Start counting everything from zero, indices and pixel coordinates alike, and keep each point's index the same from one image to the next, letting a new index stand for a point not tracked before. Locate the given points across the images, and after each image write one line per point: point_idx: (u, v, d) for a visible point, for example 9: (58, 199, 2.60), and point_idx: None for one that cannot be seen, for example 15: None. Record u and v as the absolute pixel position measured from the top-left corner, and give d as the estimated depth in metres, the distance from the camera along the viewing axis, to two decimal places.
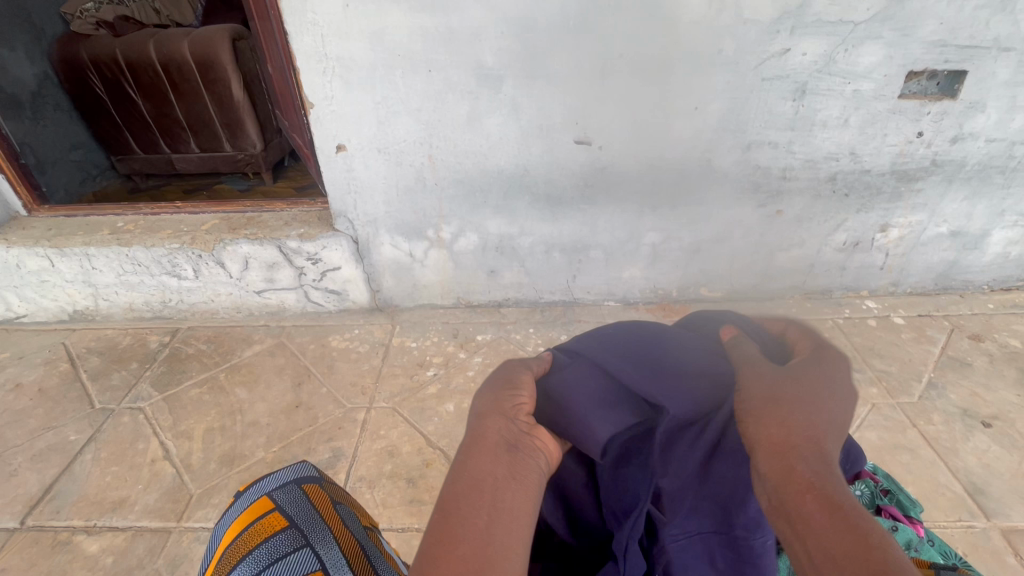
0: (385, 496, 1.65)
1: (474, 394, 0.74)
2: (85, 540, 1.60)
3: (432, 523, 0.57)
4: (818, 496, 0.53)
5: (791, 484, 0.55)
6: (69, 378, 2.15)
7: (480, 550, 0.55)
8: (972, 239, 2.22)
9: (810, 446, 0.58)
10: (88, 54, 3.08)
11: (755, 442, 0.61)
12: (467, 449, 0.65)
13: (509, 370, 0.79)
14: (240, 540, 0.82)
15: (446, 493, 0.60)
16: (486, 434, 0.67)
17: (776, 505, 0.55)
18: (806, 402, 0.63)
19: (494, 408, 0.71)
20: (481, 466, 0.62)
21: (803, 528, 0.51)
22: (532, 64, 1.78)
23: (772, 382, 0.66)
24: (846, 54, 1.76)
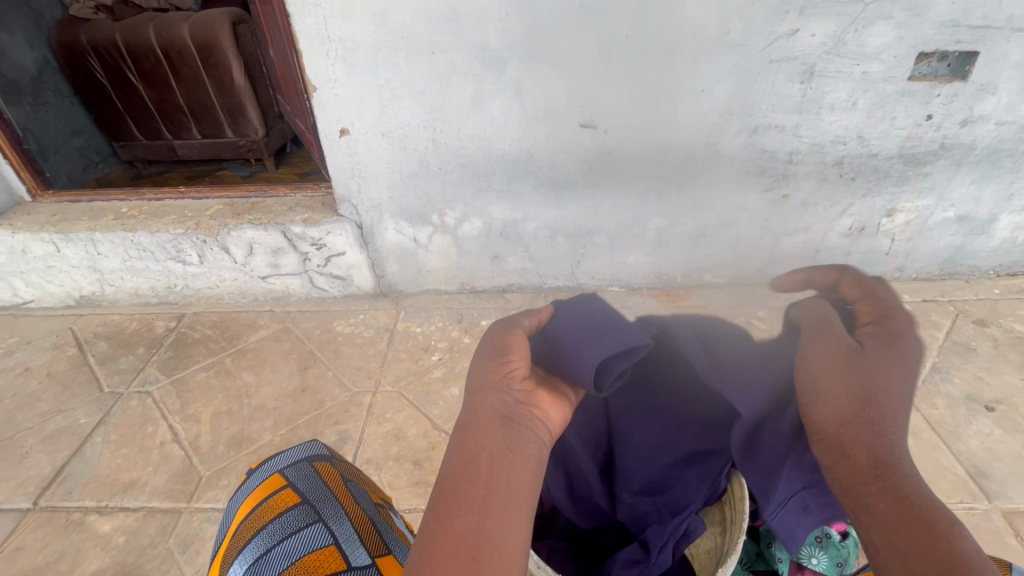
0: (392, 478, 1.68)
1: (468, 367, 0.75)
2: (98, 520, 1.63)
3: (433, 505, 0.60)
4: (881, 486, 0.63)
5: (856, 477, 0.65)
6: (78, 362, 2.17)
7: (476, 527, 0.58)
8: (979, 224, 2.21)
9: (875, 438, 0.67)
10: (87, 39, 3.05)
11: (823, 433, 0.70)
12: (465, 428, 0.67)
13: (504, 334, 0.79)
14: (254, 516, 0.84)
15: (445, 474, 0.63)
16: (481, 410, 0.69)
17: (844, 492, 0.66)
18: (874, 389, 0.70)
19: (488, 380, 0.72)
20: (475, 446, 0.65)
21: (868, 514, 0.63)
22: (537, 46, 1.76)
23: (840, 368, 0.72)
24: (855, 35, 1.74)
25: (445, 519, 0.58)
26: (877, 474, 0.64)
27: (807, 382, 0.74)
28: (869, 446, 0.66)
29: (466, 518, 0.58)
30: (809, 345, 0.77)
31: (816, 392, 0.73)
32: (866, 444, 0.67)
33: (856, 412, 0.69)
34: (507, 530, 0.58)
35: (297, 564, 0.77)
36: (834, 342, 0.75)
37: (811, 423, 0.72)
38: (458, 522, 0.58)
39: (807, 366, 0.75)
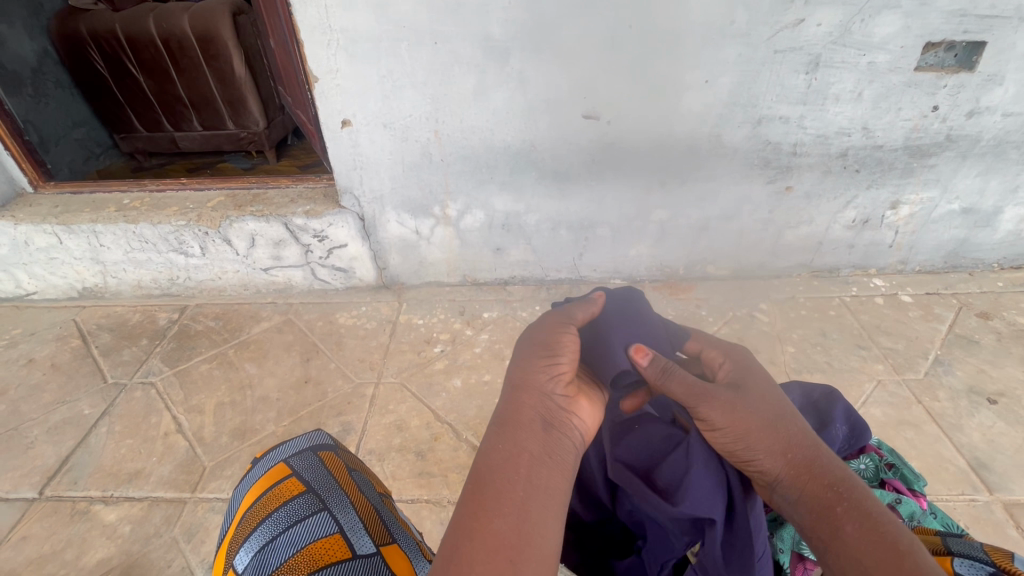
0: (394, 468, 1.69)
1: (513, 363, 0.78)
2: (103, 510, 1.64)
3: (470, 498, 0.64)
4: (846, 508, 0.65)
5: (820, 505, 0.67)
6: (81, 353, 2.18)
7: (512, 524, 0.61)
8: (984, 217, 2.19)
9: (828, 465, 0.70)
10: (87, 29, 3.03)
11: (777, 469, 0.72)
12: (505, 424, 0.71)
13: (554, 332, 0.82)
14: (259, 504, 0.84)
15: (483, 469, 0.66)
16: (523, 409, 0.72)
17: (807, 523, 0.67)
18: (784, 417, 0.76)
19: (533, 380, 0.75)
20: (515, 444, 0.68)
21: (834, 538, 0.64)
22: (540, 36, 1.75)
23: (747, 412, 0.76)
24: (862, 25, 1.72)
25: (482, 513, 0.62)
26: (838, 497, 0.66)
27: (728, 441, 0.75)
28: (823, 472, 0.70)
29: (502, 515, 0.62)
30: (705, 402, 0.77)
31: (738, 442, 0.74)
32: (817, 468, 0.70)
33: (790, 445, 0.73)
34: (541, 532, 0.62)
35: (303, 551, 0.77)
36: (723, 392, 0.78)
37: (755, 465, 0.73)
38: (494, 518, 0.62)
39: (718, 426, 0.76)
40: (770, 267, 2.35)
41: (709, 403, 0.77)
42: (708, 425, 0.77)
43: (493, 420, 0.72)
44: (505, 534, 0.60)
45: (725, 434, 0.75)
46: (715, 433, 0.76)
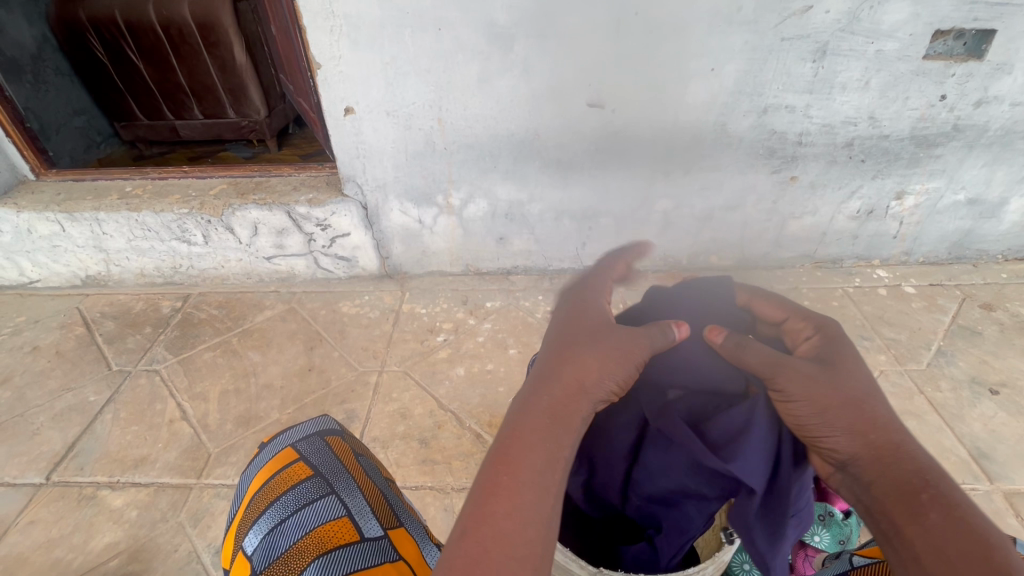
0: (398, 456, 1.70)
1: (588, 361, 0.77)
2: (110, 495, 1.65)
3: (504, 492, 0.64)
4: (933, 497, 0.63)
5: (899, 490, 0.65)
6: (85, 341, 2.19)
7: (537, 535, 0.62)
8: (989, 208, 2.18)
9: (913, 453, 0.68)
10: (86, 15, 2.99)
11: (858, 449, 0.70)
12: (553, 423, 0.71)
13: (634, 342, 0.81)
14: (267, 488, 0.85)
15: (523, 462, 0.67)
16: (573, 415, 0.73)
17: (881, 505, 0.66)
18: (866, 394, 0.74)
19: (595, 387, 0.76)
20: (558, 449, 0.69)
21: (915, 525, 0.62)
22: (544, 23, 1.73)
23: (830, 388, 0.74)
24: (870, 12, 1.70)
25: (512, 515, 0.62)
26: (923, 485, 0.64)
27: (802, 414, 0.75)
28: (909, 459, 0.68)
29: (531, 522, 0.63)
30: (782, 373, 0.77)
31: (815, 418, 0.74)
32: (901, 454, 0.68)
33: (873, 427, 0.71)
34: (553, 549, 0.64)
35: (311, 534, 0.79)
36: (803, 364, 0.77)
37: (828, 444, 0.73)
38: (523, 524, 0.62)
39: (793, 399, 0.76)
40: (774, 258, 2.34)
41: (788, 374, 0.77)
42: (783, 397, 0.77)
43: (544, 411, 0.72)
44: (529, 541, 0.61)
45: (800, 408, 0.75)
46: (788, 405, 0.77)
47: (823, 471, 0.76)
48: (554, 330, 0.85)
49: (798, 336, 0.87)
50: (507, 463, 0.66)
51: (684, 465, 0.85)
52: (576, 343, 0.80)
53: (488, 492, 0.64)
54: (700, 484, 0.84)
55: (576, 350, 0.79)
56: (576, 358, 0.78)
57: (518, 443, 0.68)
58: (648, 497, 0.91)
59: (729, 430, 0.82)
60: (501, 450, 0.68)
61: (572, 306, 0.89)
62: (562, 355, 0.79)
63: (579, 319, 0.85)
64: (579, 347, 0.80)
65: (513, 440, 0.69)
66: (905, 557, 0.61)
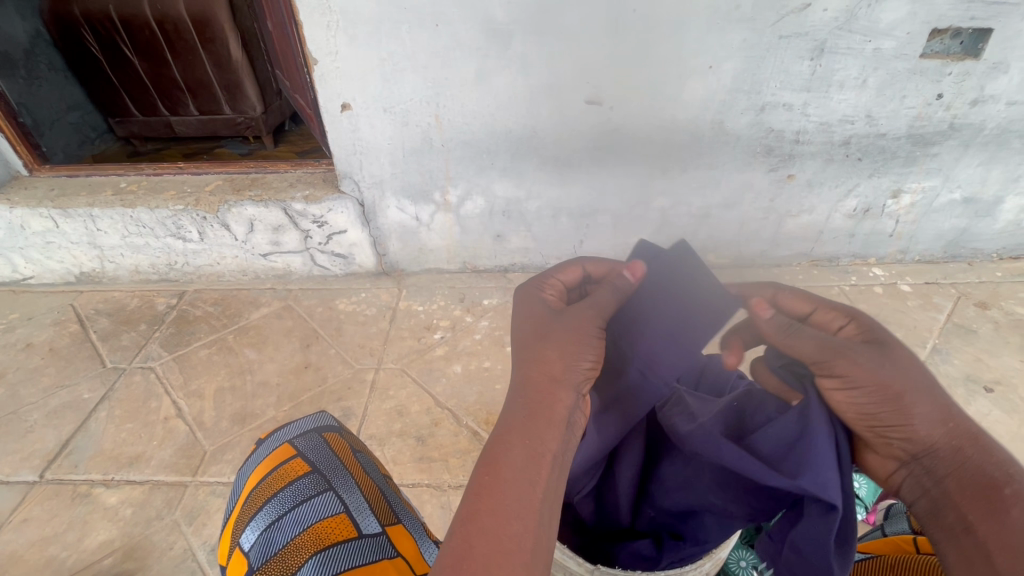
0: (396, 453, 1.69)
1: (547, 349, 0.77)
2: (105, 493, 1.64)
3: (489, 492, 0.64)
4: (1017, 494, 0.61)
5: (979, 484, 0.63)
6: (79, 338, 2.17)
7: (528, 526, 0.62)
8: (985, 206, 2.19)
9: (992, 446, 0.66)
10: (79, 9, 2.96)
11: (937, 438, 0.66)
12: (529, 419, 0.70)
13: (583, 322, 0.81)
14: (264, 484, 0.84)
15: (504, 460, 0.66)
16: (548, 404, 0.72)
17: (954, 495, 0.64)
18: (931, 378, 0.71)
19: (560, 375, 0.75)
20: (536, 440, 0.68)
21: (995, 521, 0.60)
22: (543, 20, 1.72)
23: (900, 371, 0.70)
24: (868, 10, 1.70)
25: (500, 513, 0.62)
26: (1006, 480, 0.62)
27: (869, 402, 0.71)
28: (989, 451, 0.65)
29: (519, 516, 0.62)
30: (842, 358, 0.73)
31: (884, 406, 0.70)
32: (981, 446, 0.66)
33: (952, 415, 0.68)
34: (550, 538, 0.63)
35: (309, 531, 0.78)
36: (863, 348, 0.74)
37: (901, 433, 0.69)
38: (511, 519, 0.62)
39: (858, 384, 0.72)
40: (770, 256, 2.35)
41: (848, 360, 0.73)
42: (843, 383, 0.73)
43: (516, 408, 0.71)
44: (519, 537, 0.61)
45: (867, 394, 0.71)
46: (849, 393, 0.73)
47: (881, 467, 0.73)
48: (509, 327, 0.84)
49: (829, 324, 0.84)
50: (490, 464, 0.66)
51: (716, 479, 0.82)
52: (534, 335, 0.79)
53: (475, 494, 0.64)
54: (726, 501, 0.82)
55: (535, 341, 0.78)
56: (537, 349, 0.77)
57: (498, 445, 0.68)
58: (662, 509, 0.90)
59: (785, 437, 0.77)
60: (483, 453, 0.68)
61: (517, 299, 0.87)
62: (522, 350, 0.78)
63: (528, 312, 0.84)
64: (536, 336, 0.79)
65: (493, 443, 0.69)
66: (977, 554, 0.60)
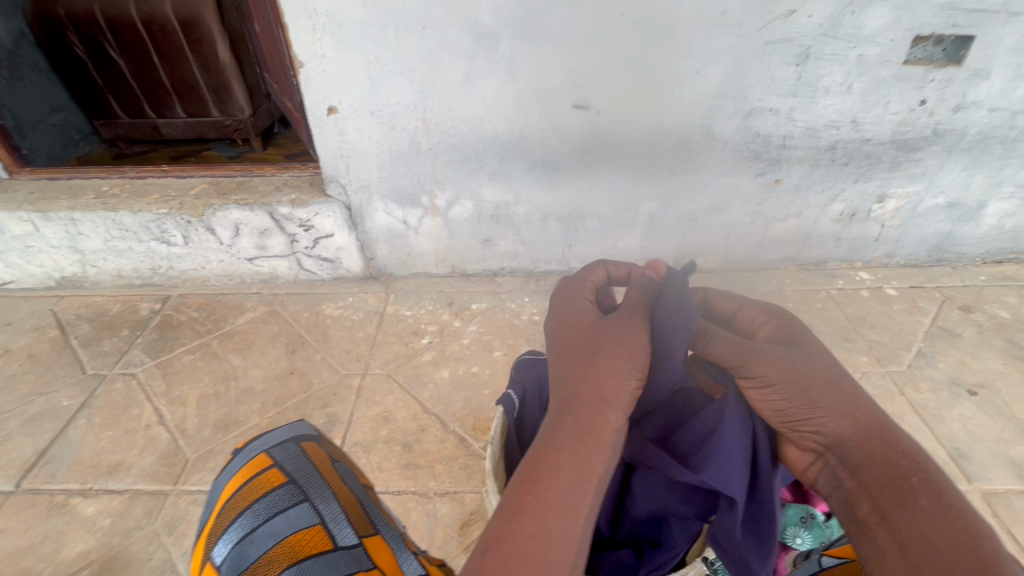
0: (381, 460, 1.68)
1: (598, 371, 0.77)
2: (82, 503, 1.61)
3: (529, 512, 0.62)
4: (924, 481, 0.64)
5: (889, 473, 0.66)
6: (59, 344, 2.13)
7: (566, 553, 0.60)
8: (968, 211, 2.22)
9: (899, 434, 0.69)
10: (63, 10, 2.92)
11: (845, 431, 0.71)
12: (577, 440, 0.70)
13: (634, 338, 0.81)
14: (238, 496, 0.83)
15: (550, 481, 0.65)
16: (596, 428, 0.71)
17: (866, 484, 0.67)
18: (839, 370, 0.76)
19: (611, 399, 0.74)
20: (582, 464, 0.67)
21: (903, 509, 0.62)
22: (531, 25, 1.72)
23: (805, 369, 0.76)
24: (852, 17, 1.72)
25: (538, 534, 0.60)
26: (913, 469, 0.65)
27: (781, 399, 0.76)
28: (896, 440, 0.69)
29: (558, 540, 0.60)
30: (755, 359, 0.79)
31: (794, 401, 0.75)
32: (889, 435, 0.69)
33: (858, 407, 0.72)
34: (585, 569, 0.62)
35: (282, 543, 0.76)
36: (771, 348, 0.80)
37: (811, 426, 0.74)
38: (550, 544, 0.60)
39: (770, 383, 0.77)
40: (759, 260, 2.35)
41: (760, 360, 0.78)
42: (757, 383, 0.79)
43: (565, 427, 0.71)
44: (558, 562, 0.59)
45: (777, 391, 0.76)
46: (764, 391, 0.78)
47: (800, 459, 0.78)
48: (560, 340, 0.85)
49: (754, 322, 0.91)
50: (532, 483, 0.65)
51: (662, 482, 0.87)
52: (589, 353, 0.80)
53: (514, 513, 0.62)
54: (677, 501, 0.85)
55: (589, 361, 0.79)
56: (589, 368, 0.77)
57: (543, 463, 0.67)
58: (638, 519, 0.91)
59: (700, 432, 0.86)
60: (527, 469, 0.67)
61: (569, 312, 0.89)
62: (576, 368, 0.78)
63: (583, 328, 0.85)
64: (591, 354, 0.79)
65: (537, 459, 0.68)
66: (889, 542, 0.61)
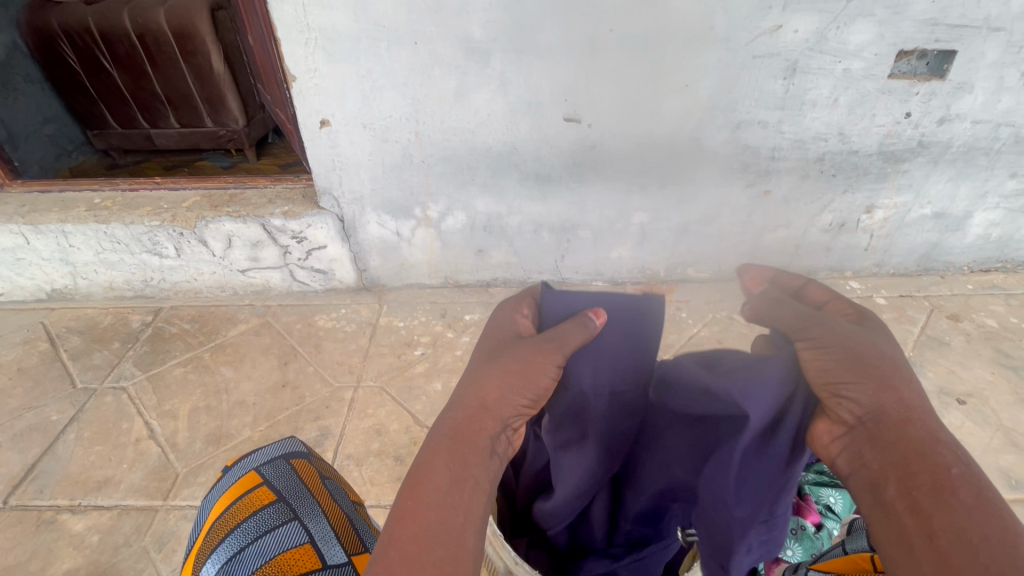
0: (373, 473, 1.67)
1: (483, 379, 0.77)
2: (71, 519, 1.59)
3: (409, 516, 0.63)
4: (959, 473, 0.60)
5: (924, 460, 0.62)
6: (49, 357, 2.12)
7: (447, 553, 0.61)
8: (954, 221, 2.25)
9: (936, 421, 0.66)
10: (58, 22, 2.94)
11: (887, 411, 0.66)
12: (457, 444, 0.71)
13: (543, 362, 0.77)
14: (227, 514, 0.82)
15: (430, 486, 0.66)
16: (474, 432, 0.72)
17: (899, 469, 0.62)
18: (896, 355, 0.72)
19: (495, 408, 0.74)
20: (464, 469, 0.68)
21: (938, 500, 0.59)
22: (522, 40, 1.75)
23: (864, 340, 0.71)
24: (837, 32, 1.75)
25: (415, 538, 0.61)
26: (951, 460, 0.62)
27: (831, 362, 0.69)
28: (937, 430, 0.65)
29: (439, 540, 0.61)
30: (816, 324, 0.72)
31: (845, 364, 0.68)
32: (925, 421, 0.66)
33: (903, 389, 0.68)
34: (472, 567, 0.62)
35: (271, 562, 0.76)
36: (838, 323, 0.74)
37: (853, 395, 0.67)
38: (429, 545, 0.61)
39: (826, 343, 0.70)
40: None
41: (824, 326, 0.71)
42: (813, 343, 0.70)
43: (442, 434, 0.72)
44: (439, 562, 0.60)
45: (834, 353, 0.69)
46: (818, 352, 0.70)
47: (823, 432, 0.70)
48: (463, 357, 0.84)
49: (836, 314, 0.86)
50: (413, 488, 0.66)
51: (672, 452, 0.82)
52: (476, 365, 0.80)
53: (395, 520, 0.63)
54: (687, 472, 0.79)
55: (479, 374, 0.78)
56: (477, 383, 0.77)
57: (422, 468, 0.68)
58: (636, 518, 0.88)
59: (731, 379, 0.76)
60: (410, 475, 0.68)
61: (489, 334, 0.86)
62: (465, 381, 0.79)
63: (488, 347, 0.83)
64: (483, 367, 0.79)
65: (419, 466, 0.69)
66: (919, 531, 0.58)
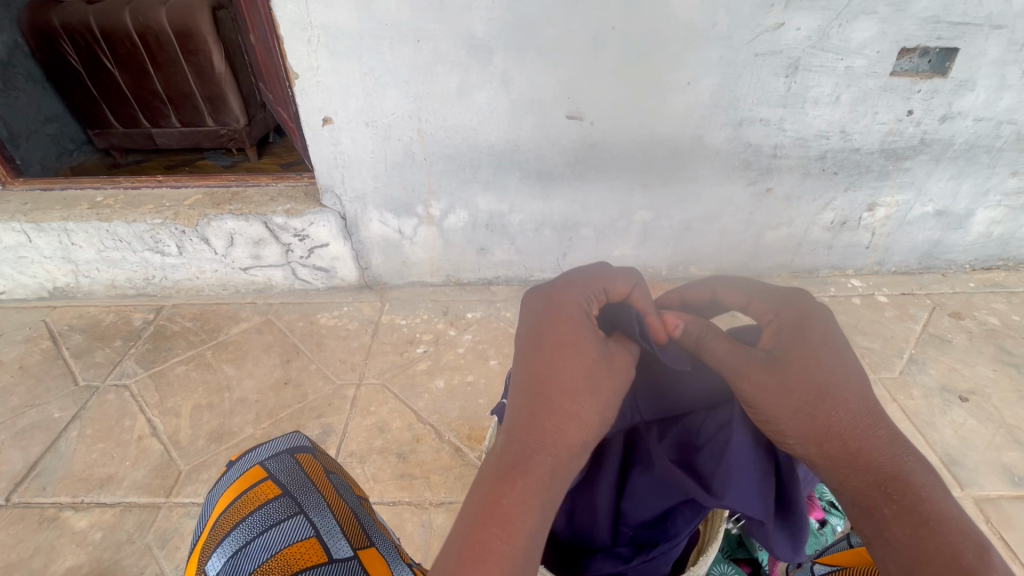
0: (375, 471, 1.67)
1: (583, 402, 0.67)
2: (73, 516, 1.59)
3: (494, 559, 0.54)
4: (898, 511, 0.59)
5: (865, 506, 0.61)
6: (51, 355, 2.11)
7: None
8: (956, 219, 2.25)
9: (873, 455, 0.62)
10: (60, 21, 2.96)
11: (815, 461, 0.65)
12: (548, 476, 0.61)
13: (625, 388, 0.73)
14: (232, 509, 0.82)
15: (520, 527, 0.57)
16: (566, 467, 0.63)
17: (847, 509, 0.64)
18: (829, 386, 0.67)
19: (585, 440, 0.66)
20: (549, 503, 0.60)
21: (880, 543, 0.59)
22: (524, 36, 1.74)
23: (782, 390, 0.69)
24: (840, 29, 1.75)
25: None
26: (886, 499, 0.60)
27: (760, 419, 0.71)
28: (868, 468, 0.62)
29: None
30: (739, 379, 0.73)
31: (773, 425, 0.69)
32: (862, 460, 0.62)
33: (829, 434, 0.64)
34: None
35: (277, 555, 0.76)
36: (758, 364, 0.73)
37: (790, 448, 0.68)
38: None
39: (753, 405, 0.71)
40: (752, 267, 2.37)
41: (745, 377, 0.73)
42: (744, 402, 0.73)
43: (539, 462, 0.61)
44: None
45: (756, 414, 0.71)
46: (751, 410, 0.72)
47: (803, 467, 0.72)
48: (551, 346, 0.70)
49: (763, 318, 0.82)
50: (501, 525, 0.57)
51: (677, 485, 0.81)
52: (576, 377, 0.68)
53: (477, 559, 0.54)
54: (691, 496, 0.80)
55: (575, 390, 0.67)
56: (569, 402, 0.66)
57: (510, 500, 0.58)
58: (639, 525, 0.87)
59: (715, 453, 0.76)
60: (490, 506, 0.58)
61: (581, 329, 0.73)
62: (557, 390, 0.66)
63: (577, 346, 0.71)
64: (579, 381, 0.68)
65: (501, 493, 0.59)
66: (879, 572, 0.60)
